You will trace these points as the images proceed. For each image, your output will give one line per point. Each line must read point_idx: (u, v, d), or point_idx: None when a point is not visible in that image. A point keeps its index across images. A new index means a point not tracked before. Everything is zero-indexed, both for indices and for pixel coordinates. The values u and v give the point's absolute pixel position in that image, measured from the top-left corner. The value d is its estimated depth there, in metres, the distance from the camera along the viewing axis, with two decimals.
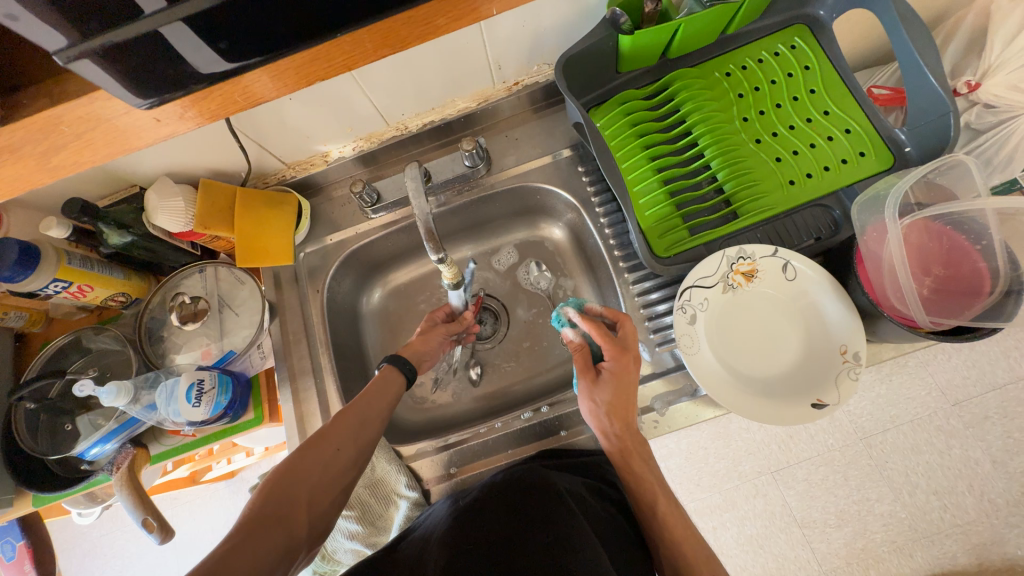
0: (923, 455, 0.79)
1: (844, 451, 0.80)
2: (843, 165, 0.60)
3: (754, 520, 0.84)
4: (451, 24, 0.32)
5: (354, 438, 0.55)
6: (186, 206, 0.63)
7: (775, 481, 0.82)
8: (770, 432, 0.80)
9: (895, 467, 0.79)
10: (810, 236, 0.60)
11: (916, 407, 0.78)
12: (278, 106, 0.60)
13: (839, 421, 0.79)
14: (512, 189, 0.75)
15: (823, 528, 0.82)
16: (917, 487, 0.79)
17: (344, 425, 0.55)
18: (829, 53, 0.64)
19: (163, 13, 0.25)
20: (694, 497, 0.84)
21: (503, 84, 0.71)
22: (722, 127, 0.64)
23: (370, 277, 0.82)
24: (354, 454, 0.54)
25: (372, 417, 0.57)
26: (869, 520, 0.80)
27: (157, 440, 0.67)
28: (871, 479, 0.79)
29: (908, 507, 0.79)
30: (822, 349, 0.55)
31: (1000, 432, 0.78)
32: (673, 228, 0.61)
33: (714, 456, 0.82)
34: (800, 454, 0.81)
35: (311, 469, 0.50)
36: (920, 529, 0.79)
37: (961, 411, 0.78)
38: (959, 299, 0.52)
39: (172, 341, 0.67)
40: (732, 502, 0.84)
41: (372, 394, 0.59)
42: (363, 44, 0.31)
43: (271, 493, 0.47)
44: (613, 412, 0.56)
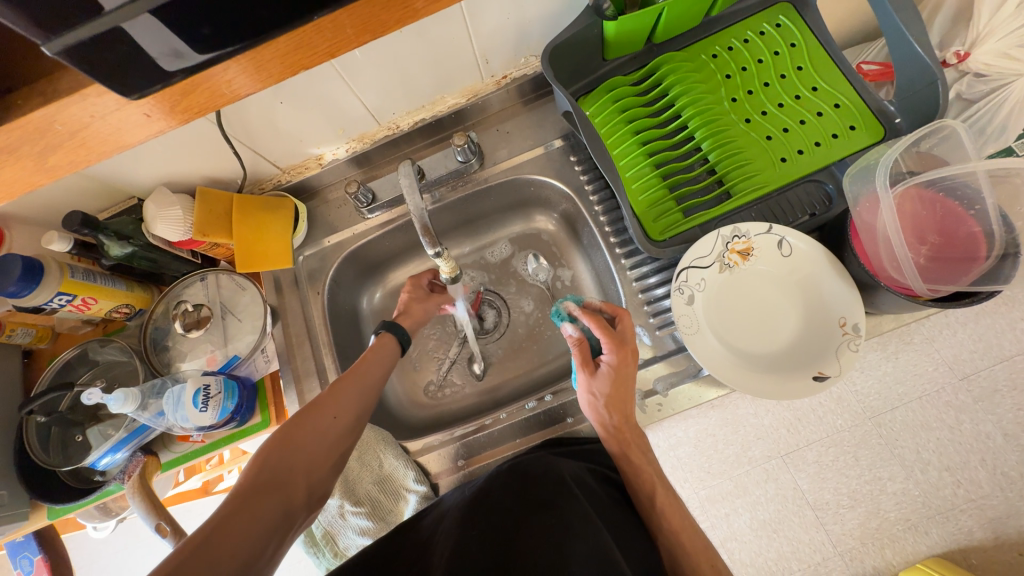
0: (934, 431, 0.78)
1: (853, 431, 0.80)
2: (835, 139, 0.61)
3: (767, 505, 0.84)
4: (428, 7, 0.32)
5: (353, 405, 0.55)
6: (184, 214, 0.64)
7: (787, 464, 0.82)
8: (777, 416, 0.81)
9: (906, 444, 0.79)
10: (804, 212, 0.60)
11: (924, 382, 0.78)
12: (268, 109, 0.60)
13: (846, 401, 0.80)
14: (506, 182, 0.75)
15: (836, 509, 0.81)
16: (928, 464, 0.78)
17: (343, 391, 0.55)
18: (815, 30, 0.65)
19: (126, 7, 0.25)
20: (705, 485, 0.85)
21: (491, 78, 0.71)
22: (711, 109, 0.64)
23: (369, 277, 0.83)
24: (352, 422, 0.54)
25: (369, 386, 0.57)
26: (882, 499, 0.79)
27: (168, 447, 0.68)
28: (882, 457, 0.79)
29: (921, 484, 0.79)
30: (821, 324, 0.55)
31: (1010, 405, 0.78)
32: (667, 211, 0.62)
33: (723, 442, 0.83)
34: (808, 436, 0.81)
35: (308, 437, 0.50)
36: (934, 506, 0.79)
37: (970, 385, 0.78)
38: (957, 264, 0.51)
39: (177, 349, 0.69)
40: (744, 488, 0.84)
41: (368, 361, 0.59)
42: (344, 29, 0.32)
43: (270, 457, 0.47)
44: (612, 404, 0.56)
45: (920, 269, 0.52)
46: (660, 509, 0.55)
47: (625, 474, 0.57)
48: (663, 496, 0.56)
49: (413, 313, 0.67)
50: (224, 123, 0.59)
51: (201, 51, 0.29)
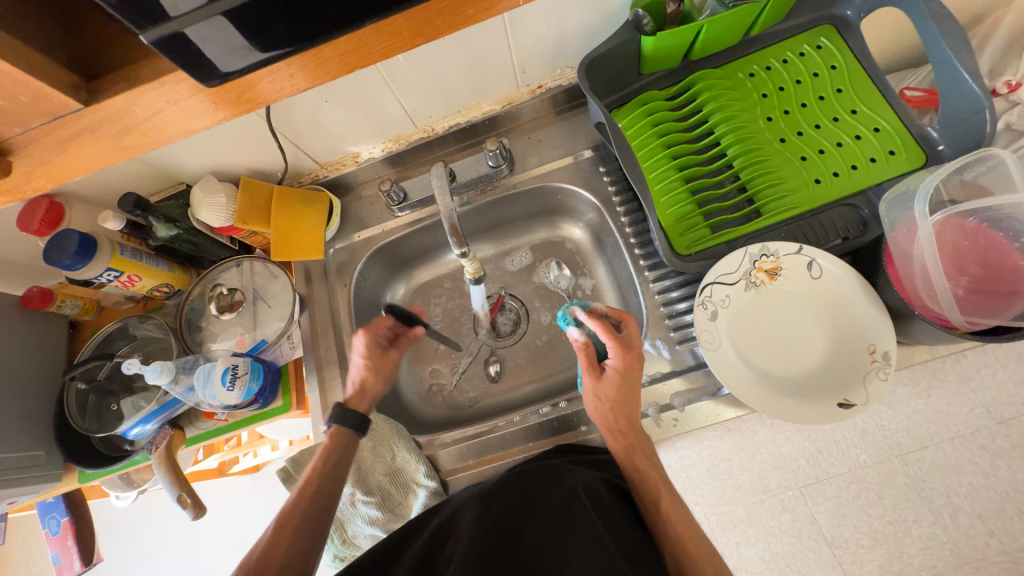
0: (966, 475, 0.74)
1: (877, 468, 0.77)
2: (872, 163, 0.60)
3: (780, 537, 0.81)
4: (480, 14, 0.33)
5: (302, 523, 0.55)
6: (227, 202, 0.67)
7: (804, 497, 0.80)
8: (797, 445, 0.79)
9: (934, 487, 0.75)
10: (837, 235, 0.59)
11: (957, 424, 0.75)
12: (313, 107, 0.63)
13: (871, 435, 0.77)
14: (534, 189, 0.76)
15: (855, 548, 0.78)
16: (959, 510, 0.74)
17: (296, 510, 0.55)
18: (857, 53, 0.64)
19: (202, 9, 0.28)
20: (717, 510, 0.83)
21: (526, 87, 0.73)
22: (746, 127, 0.64)
23: (395, 274, 0.84)
24: (306, 535, 0.54)
25: (323, 495, 0.57)
26: (906, 542, 0.76)
27: (194, 423, 0.70)
28: (908, 498, 0.76)
29: (949, 531, 0.75)
30: (847, 349, 0.53)
31: None
32: (694, 226, 0.62)
33: (737, 468, 0.82)
34: (829, 470, 0.79)
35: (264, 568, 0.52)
36: (963, 556, 0.74)
37: (1009, 430, 0.74)
38: (998, 298, 0.49)
39: (209, 330, 0.72)
40: (757, 517, 0.82)
41: (318, 464, 0.58)
42: (399, 32, 0.33)
43: None
44: (617, 409, 0.57)
45: (958, 299, 0.49)
46: (665, 516, 0.54)
47: (632, 483, 0.56)
48: (668, 502, 0.55)
49: (373, 392, 0.65)
50: (272, 118, 0.63)
51: (270, 47, 0.32)
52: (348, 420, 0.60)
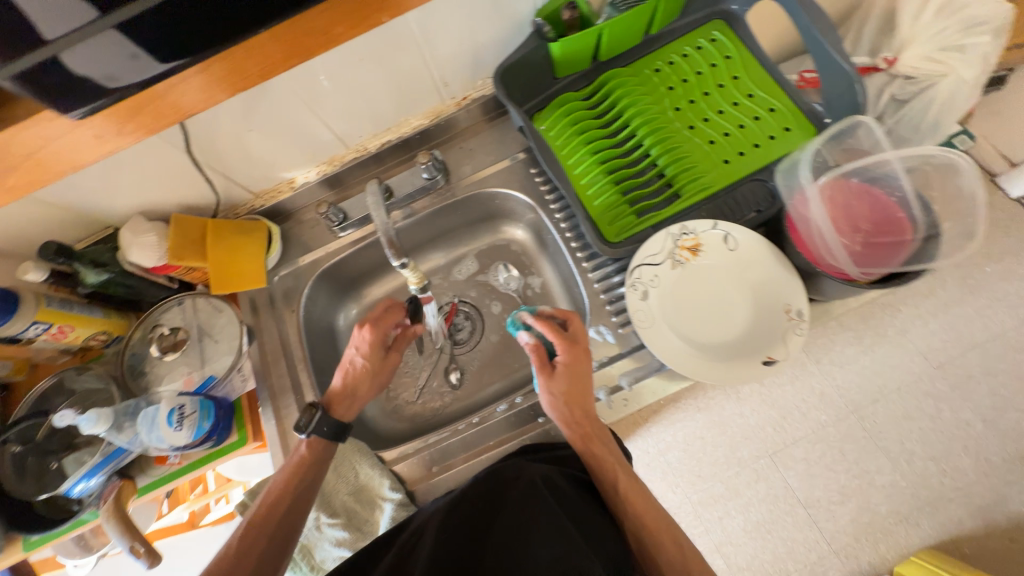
0: (915, 421, 0.93)
1: (838, 426, 0.94)
2: (772, 140, 0.66)
3: (759, 506, 0.96)
4: (339, 32, 0.42)
5: (274, 533, 0.58)
6: (159, 240, 0.66)
7: (775, 463, 0.95)
8: (763, 416, 0.95)
9: (890, 436, 0.93)
10: (751, 209, 0.64)
11: (903, 374, 0.94)
12: (237, 136, 0.64)
13: (831, 397, 0.94)
14: (472, 196, 0.79)
15: (828, 506, 0.94)
16: (914, 454, 0.93)
17: (268, 522, 0.58)
18: (747, 43, 0.70)
19: (92, 27, 0.35)
20: (697, 488, 0.98)
21: (451, 100, 0.76)
22: (657, 118, 0.69)
23: (346, 294, 0.84)
24: (280, 538, 0.58)
25: (297, 505, 0.60)
26: (872, 492, 0.93)
27: (145, 471, 0.67)
28: (869, 452, 0.93)
29: (907, 476, 0.92)
30: (768, 312, 0.57)
31: (987, 391, 0.93)
32: (621, 215, 0.65)
33: (711, 444, 0.96)
34: (794, 435, 0.94)
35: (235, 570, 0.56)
36: (922, 497, 0.92)
37: (945, 373, 0.94)
38: (886, 249, 0.54)
39: (153, 373, 0.70)
40: (735, 491, 0.97)
41: (292, 476, 0.60)
42: (271, 54, 0.42)
43: None
44: (570, 400, 0.58)
45: (855, 255, 0.54)
46: (623, 496, 0.56)
47: (591, 471, 0.59)
48: (624, 483, 0.57)
49: (365, 395, 0.67)
50: (194, 150, 0.63)
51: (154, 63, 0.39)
52: (326, 431, 0.62)
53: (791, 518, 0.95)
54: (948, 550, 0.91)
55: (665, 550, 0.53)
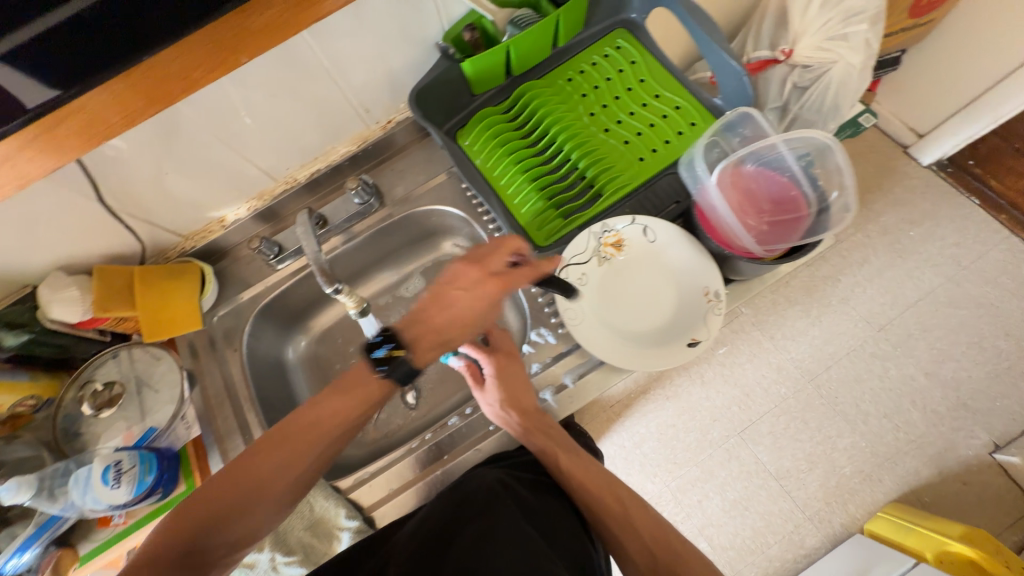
0: (866, 382, 1.00)
1: (797, 397, 1.00)
2: (680, 136, 0.70)
3: (734, 484, 0.98)
4: (203, 76, 0.48)
5: (297, 457, 0.52)
6: (82, 294, 0.65)
7: (744, 441, 0.99)
8: (728, 396, 1.01)
9: (846, 400, 0.99)
10: (671, 200, 0.69)
11: (850, 339, 1.02)
12: (155, 178, 0.64)
13: (788, 369, 1.02)
14: (408, 216, 0.80)
15: (797, 475, 0.97)
16: (869, 415, 0.98)
17: (295, 443, 0.52)
18: (649, 48, 0.75)
19: None
20: (675, 475, 1.00)
21: (376, 124, 0.77)
22: (574, 125, 0.72)
23: (292, 327, 0.83)
24: (301, 462, 0.53)
25: (326, 435, 0.53)
26: (836, 455, 0.97)
27: (87, 537, 0.63)
28: (828, 417, 0.99)
29: (865, 435, 0.98)
30: (686, 292, 0.61)
31: (924, 347, 1.01)
32: (548, 219, 0.68)
33: (683, 430, 1.00)
34: (759, 411, 1.00)
35: (245, 485, 0.50)
36: (881, 454, 0.97)
37: (886, 334, 1.02)
38: (786, 225, 0.59)
39: (89, 432, 0.67)
40: (710, 472, 0.99)
41: (327, 404, 0.53)
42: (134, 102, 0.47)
43: (202, 511, 0.49)
44: (507, 405, 0.61)
45: (760, 234, 0.58)
46: (568, 474, 0.58)
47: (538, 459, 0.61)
48: (567, 462, 0.59)
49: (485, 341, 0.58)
50: (105, 197, 0.62)
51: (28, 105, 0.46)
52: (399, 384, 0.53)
53: (765, 492, 0.97)
54: (912, 502, 0.95)
55: (607, 507, 0.56)
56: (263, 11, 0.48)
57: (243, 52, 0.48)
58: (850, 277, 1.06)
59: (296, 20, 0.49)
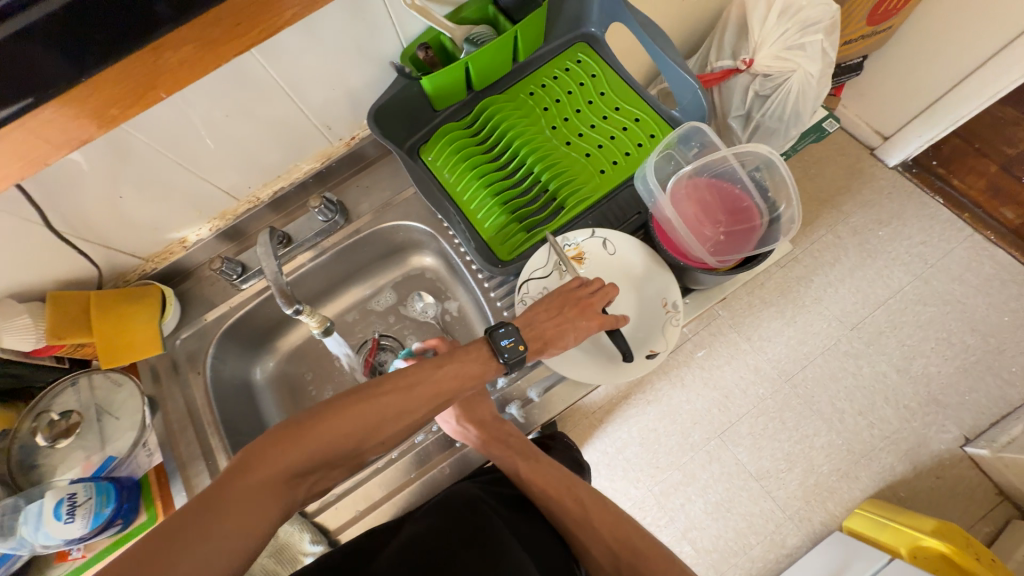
0: (840, 381, 1.02)
1: (774, 397, 1.02)
2: (640, 148, 0.71)
3: (715, 486, 0.99)
4: (123, 113, 0.43)
5: (397, 418, 0.50)
6: (34, 321, 0.63)
7: (725, 443, 1.01)
8: (707, 399, 1.03)
9: (822, 399, 1.01)
10: (633, 211, 0.70)
11: (823, 338, 1.05)
12: (109, 202, 0.63)
13: (764, 370, 1.04)
14: (374, 232, 0.80)
15: (776, 474, 0.99)
16: (844, 413, 1.00)
17: (399, 403, 0.50)
18: (609, 62, 0.76)
19: None
20: (658, 480, 1.00)
21: (339, 141, 0.77)
22: (536, 138, 0.73)
23: (261, 346, 0.82)
24: (397, 427, 0.51)
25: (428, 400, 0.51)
26: (813, 454, 0.99)
27: (44, 573, 0.62)
28: (804, 416, 1.01)
29: (841, 433, 1.00)
30: (646, 301, 0.62)
31: (895, 344, 1.03)
32: (512, 233, 0.68)
33: (664, 434, 1.01)
34: (738, 412, 1.02)
35: (338, 436, 0.48)
36: (857, 450, 0.99)
37: (859, 332, 1.05)
38: (740, 235, 0.60)
39: (47, 464, 0.64)
40: (692, 475, 1.00)
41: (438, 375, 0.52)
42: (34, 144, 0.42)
43: (294, 458, 0.46)
44: (464, 418, 0.62)
45: (715, 246, 0.60)
46: (529, 480, 0.60)
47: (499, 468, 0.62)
48: (525, 468, 0.61)
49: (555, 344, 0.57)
50: (55, 222, 0.60)
51: None
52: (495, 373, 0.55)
53: (746, 493, 0.98)
54: (888, 498, 0.96)
55: (569, 510, 0.58)
56: (177, 46, 0.43)
57: (158, 88, 0.43)
58: (822, 278, 1.09)
59: (215, 56, 0.43)
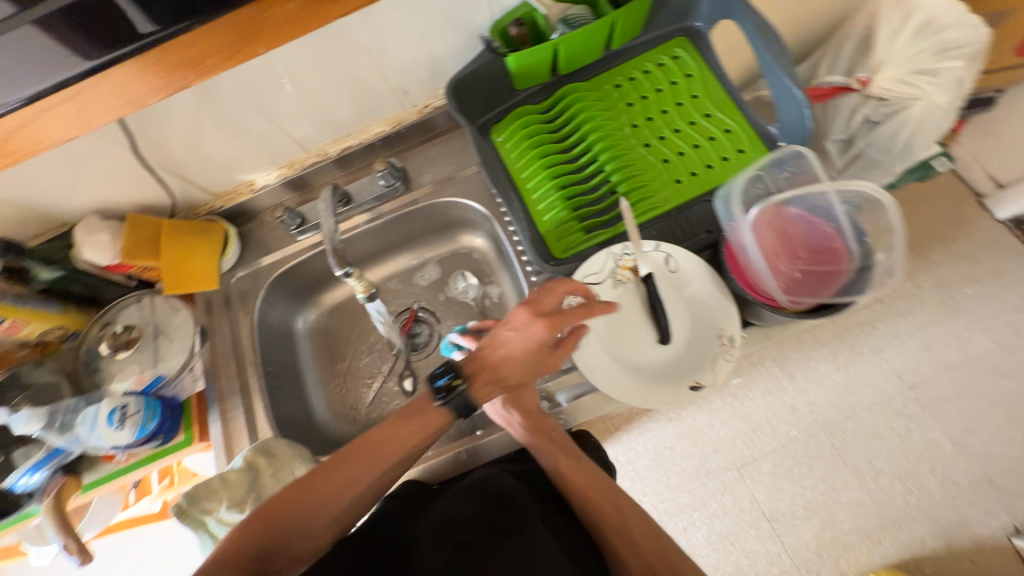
0: (885, 440, 0.94)
1: (806, 441, 0.95)
2: (725, 162, 0.65)
3: (723, 518, 0.96)
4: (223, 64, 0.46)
5: (355, 486, 0.51)
6: (112, 240, 0.67)
7: (742, 476, 0.96)
8: (733, 428, 0.98)
9: (857, 454, 0.94)
10: (702, 230, 0.63)
11: (875, 392, 0.96)
12: (191, 139, 0.65)
13: (801, 412, 0.97)
14: (430, 205, 0.79)
15: (791, 520, 0.94)
16: (880, 473, 0.93)
17: (356, 470, 0.52)
18: (709, 62, 0.70)
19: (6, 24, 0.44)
20: (664, 498, 0.98)
21: (413, 107, 0.76)
22: (613, 135, 0.69)
23: (307, 297, 0.85)
24: (359, 494, 0.51)
25: (384, 463, 0.53)
26: (836, 508, 0.93)
27: (91, 468, 0.68)
28: (835, 468, 0.94)
29: (873, 493, 0.92)
30: (703, 329, 0.58)
31: (956, 413, 0.94)
32: (570, 231, 0.65)
33: (680, 455, 0.98)
34: (763, 448, 0.96)
35: (302, 513, 0.49)
36: (886, 515, 0.92)
37: (917, 393, 0.95)
38: (821, 278, 0.54)
39: (106, 371, 0.70)
40: (701, 501, 0.97)
41: (393, 431, 0.53)
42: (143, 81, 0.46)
43: (260, 537, 0.47)
44: (510, 403, 0.58)
45: (789, 282, 0.54)
46: (568, 479, 0.55)
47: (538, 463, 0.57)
48: (567, 465, 0.56)
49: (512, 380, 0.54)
50: (142, 149, 0.63)
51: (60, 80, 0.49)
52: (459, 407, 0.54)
53: (755, 531, 0.94)
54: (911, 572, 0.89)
55: (608, 519, 0.52)
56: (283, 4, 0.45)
57: (260, 43, 0.45)
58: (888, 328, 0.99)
59: (317, 16, 0.45)
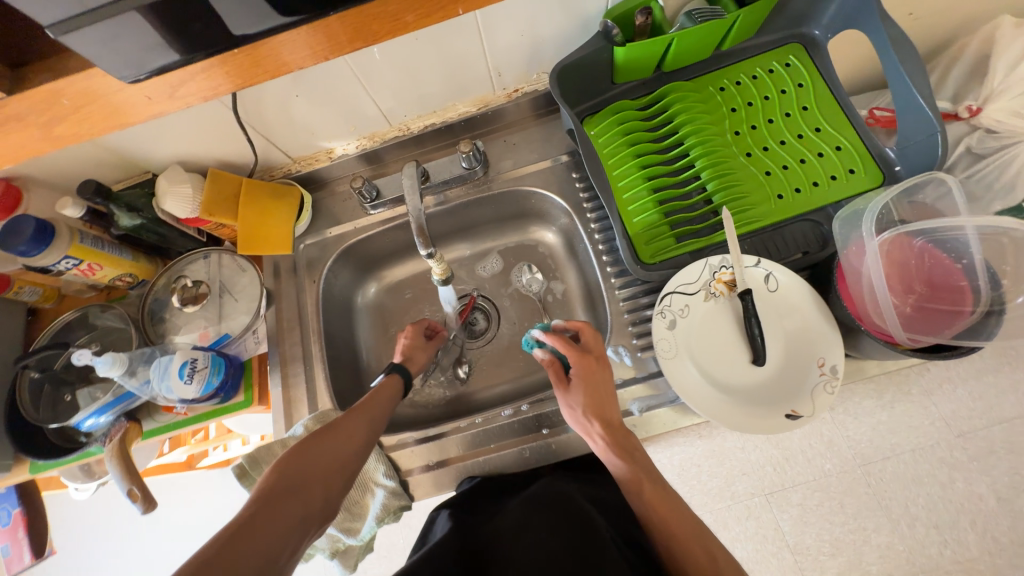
0: (924, 485, 0.86)
1: (841, 476, 0.89)
2: (832, 181, 0.61)
3: (746, 543, 0.93)
4: (417, 22, 0.38)
5: (361, 427, 0.55)
6: (193, 193, 0.66)
7: (769, 503, 0.92)
8: (765, 453, 0.92)
9: (894, 497, 0.87)
10: (798, 250, 0.60)
11: (917, 436, 0.86)
12: (286, 102, 0.64)
13: (838, 447, 0.89)
14: (507, 192, 0.77)
15: (817, 555, 0.90)
16: (916, 519, 0.86)
17: (357, 419, 0.56)
18: (823, 73, 0.66)
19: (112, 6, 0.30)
20: None
21: (502, 90, 0.74)
22: (713, 140, 0.65)
23: (367, 272, 0.84)
24: (364, 437, 0.55)
25: (377, 411, 0.59)
26: (865, 549, 0.88)
27: (151, 416, 0.69)
28: (869, 507, 0.88)
29: (906, 539, 0.86)
30: (799, 356, 0.55)
31: (1006, 468, 0.84)
32: (660, 235, 0.62)
33: (707, 473, 0.94)
34: (794, 478, 0.91)
35: (320, 453, 0.50)
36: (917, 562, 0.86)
37: (965, 442, 0.85)
38: (940, 316, 0.51)
39: (172, 322, 0.70)
40: (725, 523, 0.94)
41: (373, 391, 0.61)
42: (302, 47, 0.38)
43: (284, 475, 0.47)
44: (590, 412, 0.57)
45: (903, 317, 0.52)
46: (646, 503, 0.53)
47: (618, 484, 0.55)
48: (649, 488, 0.53)
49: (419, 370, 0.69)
50: (240, 108, 0.62)
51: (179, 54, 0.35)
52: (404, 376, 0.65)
53: (778, 561, 0.92)
54: None
55: (693, 559, 0.48)
56: None
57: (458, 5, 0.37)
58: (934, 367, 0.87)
59: None
